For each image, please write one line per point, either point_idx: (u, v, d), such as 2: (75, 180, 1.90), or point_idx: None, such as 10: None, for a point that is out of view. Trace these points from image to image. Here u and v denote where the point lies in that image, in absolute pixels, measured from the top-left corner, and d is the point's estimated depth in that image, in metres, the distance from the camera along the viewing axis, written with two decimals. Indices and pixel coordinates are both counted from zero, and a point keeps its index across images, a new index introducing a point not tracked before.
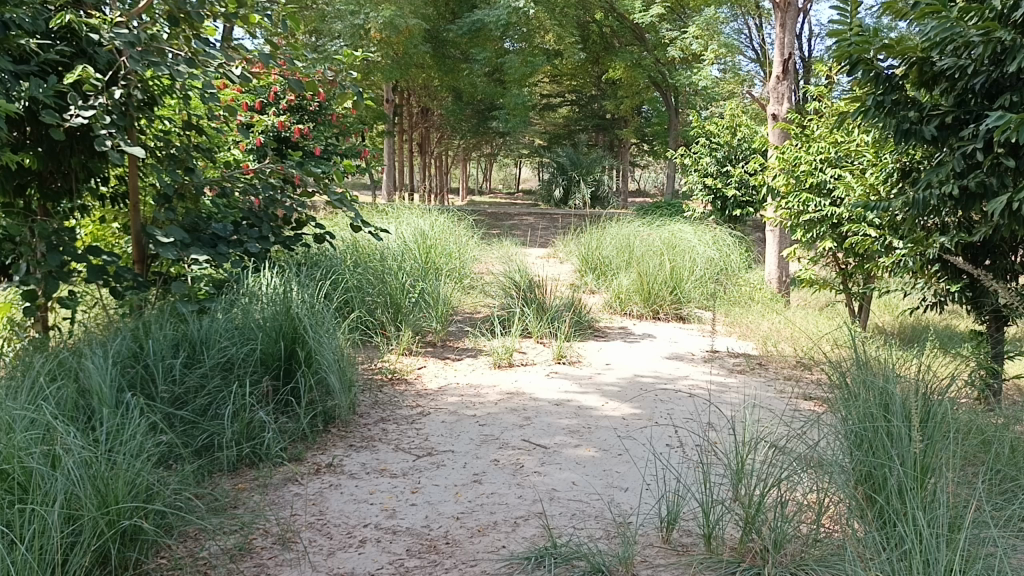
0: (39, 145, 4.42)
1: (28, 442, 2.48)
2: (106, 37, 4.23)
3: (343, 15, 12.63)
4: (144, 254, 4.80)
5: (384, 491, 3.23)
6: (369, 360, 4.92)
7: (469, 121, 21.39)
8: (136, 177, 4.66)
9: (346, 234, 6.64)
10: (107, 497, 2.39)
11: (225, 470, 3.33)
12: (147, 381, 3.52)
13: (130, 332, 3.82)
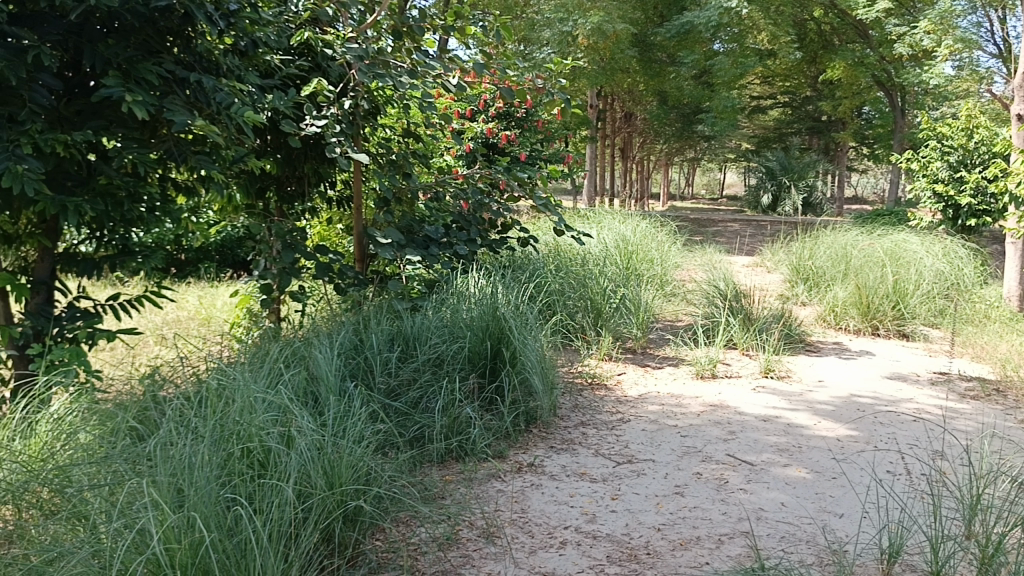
0: (278, 152, 4.86)
1: (267, 422, 2.73)
2: (339, 52, 4.57)
3: (551, 23, 12.90)
4: (364, 253, 5.14)
5: (584, 495, 3.24)
6: (569, 363, 4.96)
7: (674, 125, 21.11)
8: (360, 182, 4.99)
9: (549, 238, 6.75)
10: (333, 478, 2.58)
11: (434, 461, 3.48)
12: (367, 372, 3.77)
13: (352, 326, 4.11)
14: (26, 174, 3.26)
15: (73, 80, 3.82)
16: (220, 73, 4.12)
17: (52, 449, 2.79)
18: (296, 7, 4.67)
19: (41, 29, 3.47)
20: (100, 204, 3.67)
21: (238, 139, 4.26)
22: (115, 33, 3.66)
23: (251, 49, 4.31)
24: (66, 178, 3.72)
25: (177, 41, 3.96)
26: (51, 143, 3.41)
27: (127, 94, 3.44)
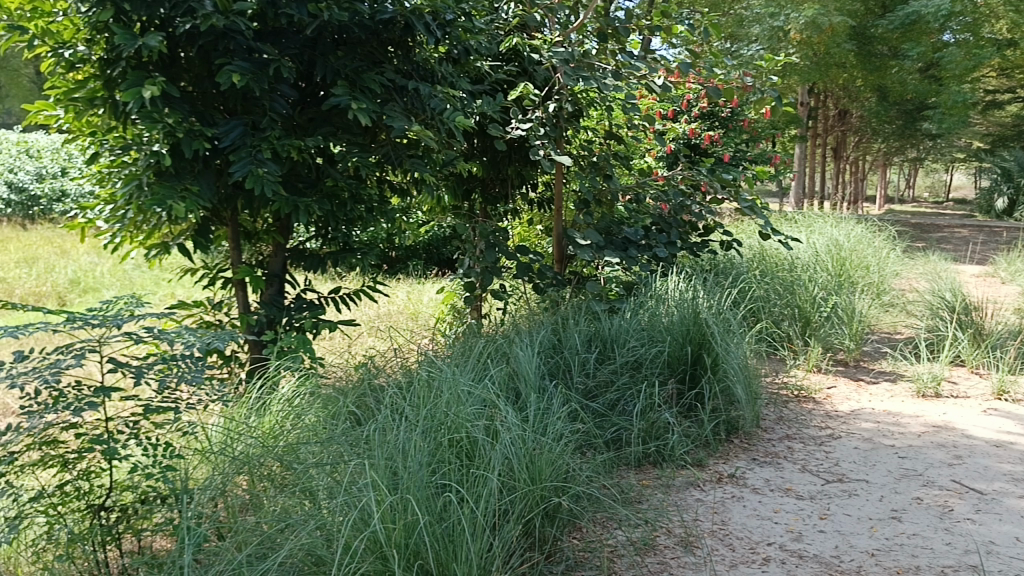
0: (485, 155, 5.04)
1: (472, 415, 2.85)
2: (545, 56, 4.66)
3: (761, 18, 12.49)
4: (564, 254, 5.20)
5: (789, 512, 3.10)
6: (774, 373, 4.75)
7: (894, 124, 19.70)
8: (562, 184, 5.06)
9: (754, 241, 6.52)
10: (535, 474, 2.64)
11: (632, 464, 3.46)
12: (566, 372, 3.82)
13: (551, 325, 4.18)
14: (265, 176, 3.59)
15: (306, 90, 4.15)
16: (435, 81, 4.32)
17: (281, 426, 3.06)
18: (506, 15, 4.87)
19: (281, 44, 3.81)
20: (326, 204, 3.97)
21: (449, 143, 4.44)
22: (343, 46, 3.95)
23: (464, 56, 4.48)
24: (297, 180, 4.05)
25: (398, 51, 4.20)
26: (287, 149, 3.73)
27: (353, 102, 3.70)
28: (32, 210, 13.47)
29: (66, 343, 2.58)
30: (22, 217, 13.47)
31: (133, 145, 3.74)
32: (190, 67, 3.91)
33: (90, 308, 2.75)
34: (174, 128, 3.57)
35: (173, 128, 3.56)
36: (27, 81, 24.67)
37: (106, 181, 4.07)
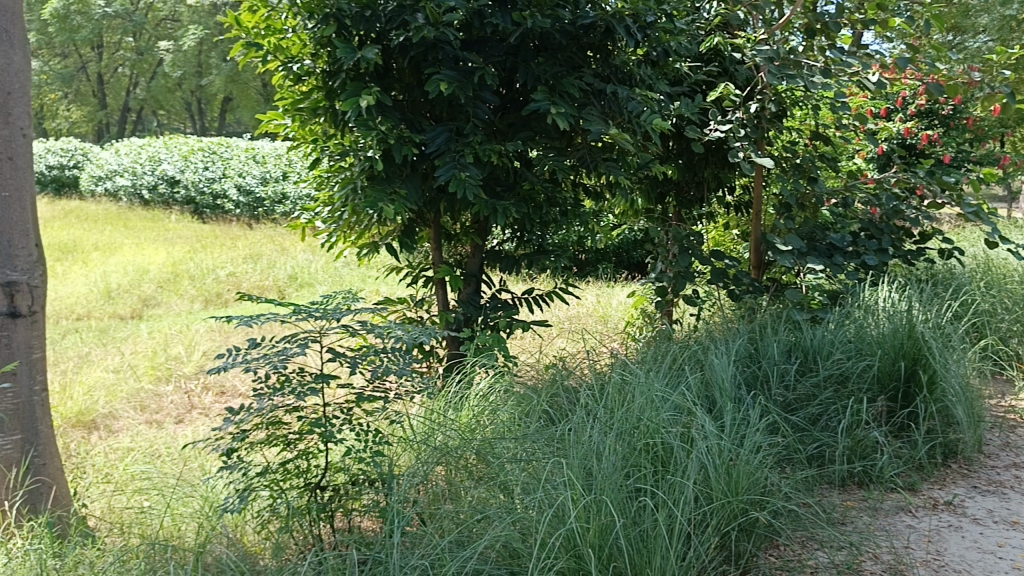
0: (681, 157, 4.99)
1: (668, 421, 2.82)
2: (748, 55, 4.48)
3: (991, 7, 11.45)
4: (762, 260, 5.01)
5: (1016, 547, 2.82)
6: (1000, 394, 4.32)
7: None
8: (762, 187, 4.89)
9: (977, 250, 5.99)
10: (734, 485, 2.57)
11: (835, 483, 3.27)
12: (763, 383, 3.69)
13: (748, 333, 4.05)
14: (467, 180, 3.73)
15: (507, 95, 4.27)
16: (633, 83, 4.30)
17: (479, 421, 3.17)
18: (708, 14, 4.80)
19: (486, 53, 3.96)
20: (524, 207, 4.06)
21: (645, 146, 4.40)
22: (545, 53, 4.02)
23: (663, 58, 4.42)
24: (496, 183, 4.16)
25: (597, 56, 4.25)
26: (489, 154, 3.85)
27: (553, 107, 3.76)
28: (257, 211, 14.76)
29: (292, 333, 2.80)
30: (247, 216, 14.80)
31: (350, 150, 4.01)
32: (401, 76, 4.13)
33: (312, 301, 2.98)
34: (386, 134, 3.79)
35: (385, 135, 3.78)
36: (255, 92, 27.00)
37: (324, 184, 4.39)
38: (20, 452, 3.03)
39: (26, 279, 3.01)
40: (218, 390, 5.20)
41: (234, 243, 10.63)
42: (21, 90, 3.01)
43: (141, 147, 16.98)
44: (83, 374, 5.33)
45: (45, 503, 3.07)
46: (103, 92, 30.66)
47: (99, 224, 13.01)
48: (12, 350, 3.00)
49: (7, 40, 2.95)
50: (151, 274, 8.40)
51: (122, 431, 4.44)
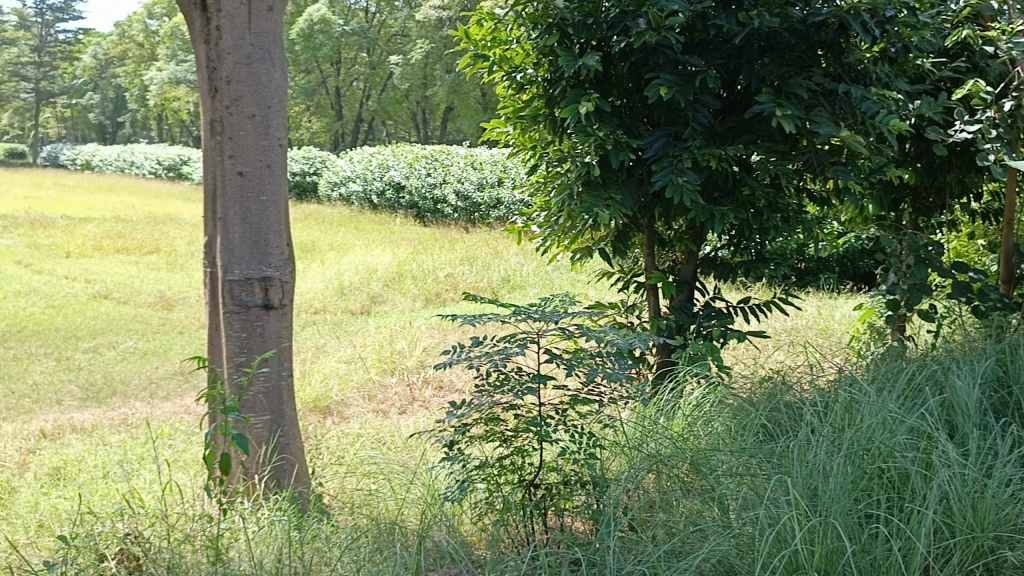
0: (919, 160, 4.60)
1: (903, 445, 2.64)
2: (1004, 48, 4.11)
3: None
4: (1013, 274, 4.51)
5: None
6: None
7: None
8: (1016, 193, 4.40)
9: None
10: (982, 519, 2.35)
11: None
12: (1014, 409, 3.34)
13: (996, 354, 3.67)
14: (685, 185, 3.66)
15: (728, 98, 4.17)
16: (868, 83, 4.04)
17: (693, 431, 3.12)
18: (956, 5, 4.38)
19: (708, 56, 3.88)
20: (743, 213, 3.92)
21: (879, 149, 4.10)
22: (771, 53, 3.88)
23: (903, 55, 4.12)
24: (714, 189, 4.06)
25: (828, 54, 4.03)
26: (708, 158, 3.76)
27: (778, 109, 3.61)
28: (474, 216, 15.35)
29: (512, 333, 2.89)
30: (465, 220, 15.44)
31: (568, 156, 4.08)
32: (620, 82, 4.14)
33: (532, 304, 3.05)
34: (604, 140, 3.82)
35: (603, 141, 3.80)
36: (475, 101, 27.88)
37: (541, 190, 4.49)
38: (269, 431, 3.35)
39: (279, 275, 3.32)
40: (436, 384, 5.43)
41: (453, 246, 11.16)
42: (279, 104, 3.32)
43: (372, 155, 18.24)
44: (320, 363, 5.82)
45: (288, 480, 3.38)
46: (339, 104, 33.26)
47: (334, 226, 14.14)
48: (266, 339, 3.33)
49: (269, 59, 3.26)
50: (379, 273, 9.01)
51: (352, 418, 4.80)
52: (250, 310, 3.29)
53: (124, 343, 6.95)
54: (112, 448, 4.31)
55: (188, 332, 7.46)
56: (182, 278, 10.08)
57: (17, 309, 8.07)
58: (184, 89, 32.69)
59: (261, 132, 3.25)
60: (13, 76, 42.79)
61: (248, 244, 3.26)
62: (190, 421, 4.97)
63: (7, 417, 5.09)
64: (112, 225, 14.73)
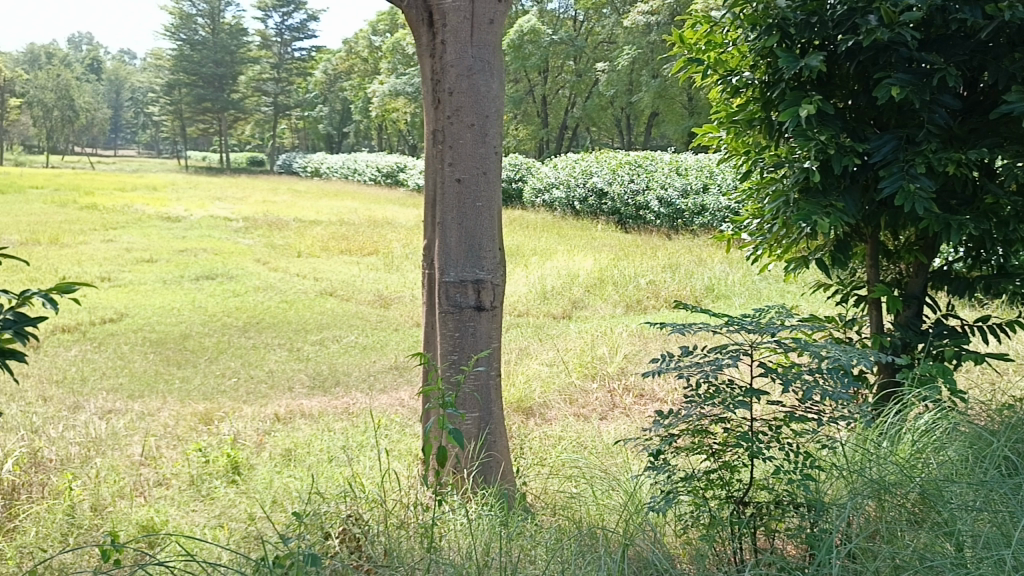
0: None
1: None
2: None
3: None
4: None
5: None
6: None
7: None
8: None
9: None
10: None
11: None
12: None
13: None
14: (917, 193, 3.39)
15: (969, 98, 3.84)
16: None
17: (922, 458, 2.88)
18: None
19: (948, 53, 3.59)
20: (984, 223, 3.57)
21: None
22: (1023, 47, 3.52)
23: None
24: (950, 196, 3.77)
25: None
26: (945, 163, 3.46)
27: None
28: (676, 222, 15.15)
29: (722, 344, 2.80)
30: (667, 227, 15.30)
31: (785, 161, 3.89)
32: (845, 83, 3.92)
33: (747, 314, 2.95)
34: (826, 145, 3.59)
35: (825, 145, 3.58)
36: (682, 106, 27.60)
37: (754, 196, 4.33)
38: (477, 428, 3.47)
39: (491, 278, 3.44)
40: (638, 392, 5.40)
41: (655, 253, 11.07)
42: (497, 113, 3.44)
43: (576, 162, 18.50)
44: (524, 365, 5.97)
45: (494, 476, 3.49)
46: (545, 112, 34.00)
47: (538, 231, 14.47)
48: (476, 339, 3.45)
49: (489, 71, 3.38)
50: (581, 278, 9.12)
51: (554, 420, 4.89)
52: (464, 311, 3.43)
53: (346, 337, 7.49)
54: (336, 434, 4.65)
55: (403, 330, 7.90)
56: (398, 278, 10.70)
57: (256, 302, 8.91)
58: (402, 100, 34.73)
59: (479, 140, 3.38)
60: (254, 92, 47.36)
61: (464, 248, 3.40)
62: (404, 413, 5.27)
63: (247, 400, 5.64)
64: (336, 227, 15.93)
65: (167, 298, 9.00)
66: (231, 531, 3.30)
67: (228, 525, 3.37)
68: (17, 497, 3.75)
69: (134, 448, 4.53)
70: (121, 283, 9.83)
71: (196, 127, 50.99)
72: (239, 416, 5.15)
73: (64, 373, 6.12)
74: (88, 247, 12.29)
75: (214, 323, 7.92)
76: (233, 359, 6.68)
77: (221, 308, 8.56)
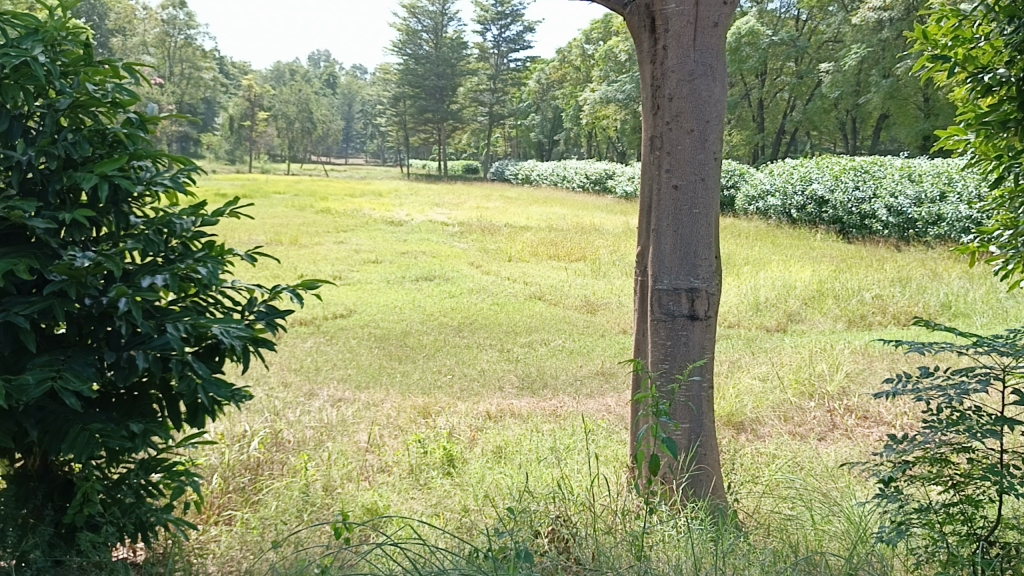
0: None
1: None
2: None
3: None
4: None
5: None
6: None
7: None
8: None
9: None
10: None
11: None
12: None
13: None
14: None
15: None
16: None
17: None
18: None
19: None
20: None
21: None
22: None
23: None
24: None
25: None
26: None
27: None
28: (906, 232, 14.06)
29: (969, 366, 2.54)
30: (896, 237, 14.23)
31: None
32: None
33: (999, 334, 2.68)
34: None
35: None
36: (916, 107, 25.62)
37: (1005, 205, 3.93)
38: (688, 439, 3.40)
39: (706, 287, 3.36)
40: (861, 413, 5.06)
41: (882, 265, 10.32)
42: (717, 118, 3.35)
43: (795, 168, 17.67)
44: (736, 379, 5.79)
45: (705, 490, 3.41)
46: (761, 117, 32.79)
47: (752, 240, 13.99)
48: (689, 348, 3.38)
49: (711, 75, 3.30)
50: (799, 290, 8.71)
51: (767, 437, 4.71)
52: (677, 319, 3.38)
53: (554, 341, 7.62)
54: (545, 436, 4.74)
55: (610, 336, 7.91)
56: (605, 284, 10.75)
57: (470, 304, 9.28)
58: (613, 107, 34.87)
59: (698, 146, 3.31)
60: (472, 102, 49.18)
61: (679, 255, 3.34)
62: (611, 419, 5.28)
63: (461, 397, 5.90)
64: (546, 233, 16.28)
65: (391, 297, 9.62)
66: (447, 520, 3.47)
67: (443, 514, 3.53)
68: (261, 472, 4.14)
69: (361, 436, 4.87)
70: (350, 282, 10.63)
71: (417, 137, 54.00)
72: (454, 412, 5.40)
73: (301, 362, 6.70)
74: (323, 248, 13.41)
75: (431, 323, 8.34)
76: (449, 356, 7.00)
77: (438, 308, 9.02)
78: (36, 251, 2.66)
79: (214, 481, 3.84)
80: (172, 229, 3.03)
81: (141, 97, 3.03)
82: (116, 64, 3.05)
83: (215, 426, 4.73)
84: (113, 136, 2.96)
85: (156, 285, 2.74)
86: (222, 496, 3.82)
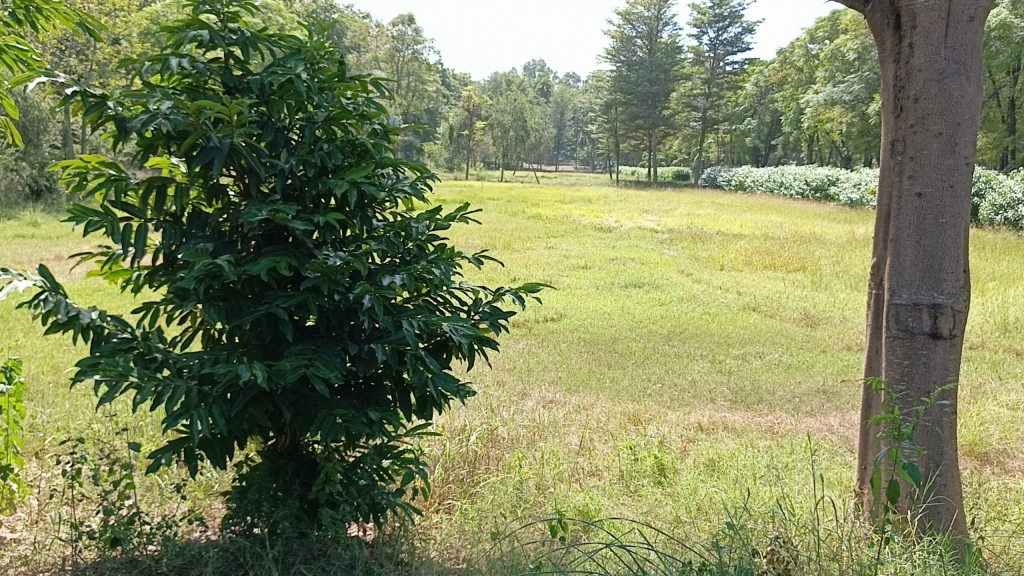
0: None
1: None
2: None
3: None
4: None
5: None
6: None
7: None
8: None
9: None
10: None
11: None
12: None
13: None
14: None
15: None
16: None
17: None
18: None
19: None
20: None
21: None
22: None
23: None
24: None
25: None
26: None
27: None
28: None
29: None
30: None
31: None
32: None
33: None
34: None
35: None
36: None
37: None
38: (926, 468, 3.16)
39: (951, 303, 3.09)
40: None
41: None
42: (970, 121, 3.07)
43: None
44: (980, 406, 5.28)
45: (944, 523, 3.14)
46: (1011, 117, 29.67)
47: (999, 253, 12.69)
48: (930, 369, 3.13)
49: (964, 73, 3.02)
50: None
51: (1017, 472, 4.26)
52: (916, 337, 3.14)
53: (770, 355, 7.33)
54: (761, 452, 4.58)
55: (831, 352, 7.49)
56: (826, 297, 10.18)
57: (681, 313, 9.15)
58: (838, 110, 33.01)
59: (946, 151, 3.05)
60: (685, 108, 48.47)
61: (920, 268, 3.10)
62: (834, 440, 5.00)
63: (672, 405, 5.83)
64: (761, 241, 15.69)
65: (600, 302, 9.70)
66: (659, 529, 3.45)
67: (654, 523, 3.51)
68: (479, 466, 4.31)
69: (573, 438, 4.95)
70: (561, 286, 10.84)
71: (628, 143, 54.00)
72: (666, 421, 5.34)
73: (515, 362, 6.93)
74: (535, 253, 13.78)
75: (640, 329, 8.31)
76: (659, 365, 6.94)
77: (648, 315, 8.98)
78: (295, 250, 2.93)
79: (437, 471, 4.06)
80: (409, 232, 3.24)
81: (386, 110, 3.28)
82: (365, 79, 3.31)
83: (438, 419, 5.00)
84: (361, 145, 3.21)
85: (395, 284, 2.94)
86: (444, 486, 4.03)
